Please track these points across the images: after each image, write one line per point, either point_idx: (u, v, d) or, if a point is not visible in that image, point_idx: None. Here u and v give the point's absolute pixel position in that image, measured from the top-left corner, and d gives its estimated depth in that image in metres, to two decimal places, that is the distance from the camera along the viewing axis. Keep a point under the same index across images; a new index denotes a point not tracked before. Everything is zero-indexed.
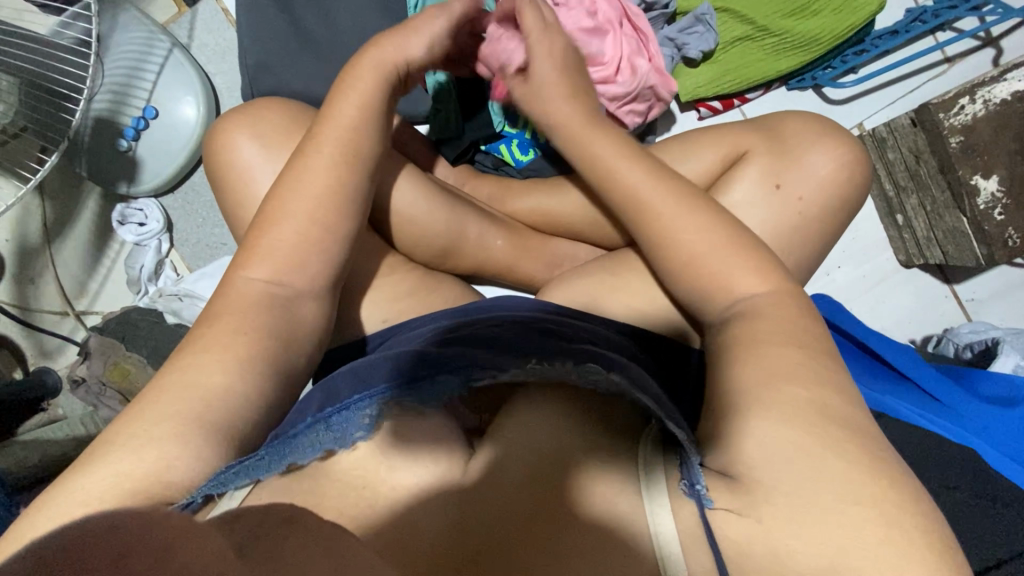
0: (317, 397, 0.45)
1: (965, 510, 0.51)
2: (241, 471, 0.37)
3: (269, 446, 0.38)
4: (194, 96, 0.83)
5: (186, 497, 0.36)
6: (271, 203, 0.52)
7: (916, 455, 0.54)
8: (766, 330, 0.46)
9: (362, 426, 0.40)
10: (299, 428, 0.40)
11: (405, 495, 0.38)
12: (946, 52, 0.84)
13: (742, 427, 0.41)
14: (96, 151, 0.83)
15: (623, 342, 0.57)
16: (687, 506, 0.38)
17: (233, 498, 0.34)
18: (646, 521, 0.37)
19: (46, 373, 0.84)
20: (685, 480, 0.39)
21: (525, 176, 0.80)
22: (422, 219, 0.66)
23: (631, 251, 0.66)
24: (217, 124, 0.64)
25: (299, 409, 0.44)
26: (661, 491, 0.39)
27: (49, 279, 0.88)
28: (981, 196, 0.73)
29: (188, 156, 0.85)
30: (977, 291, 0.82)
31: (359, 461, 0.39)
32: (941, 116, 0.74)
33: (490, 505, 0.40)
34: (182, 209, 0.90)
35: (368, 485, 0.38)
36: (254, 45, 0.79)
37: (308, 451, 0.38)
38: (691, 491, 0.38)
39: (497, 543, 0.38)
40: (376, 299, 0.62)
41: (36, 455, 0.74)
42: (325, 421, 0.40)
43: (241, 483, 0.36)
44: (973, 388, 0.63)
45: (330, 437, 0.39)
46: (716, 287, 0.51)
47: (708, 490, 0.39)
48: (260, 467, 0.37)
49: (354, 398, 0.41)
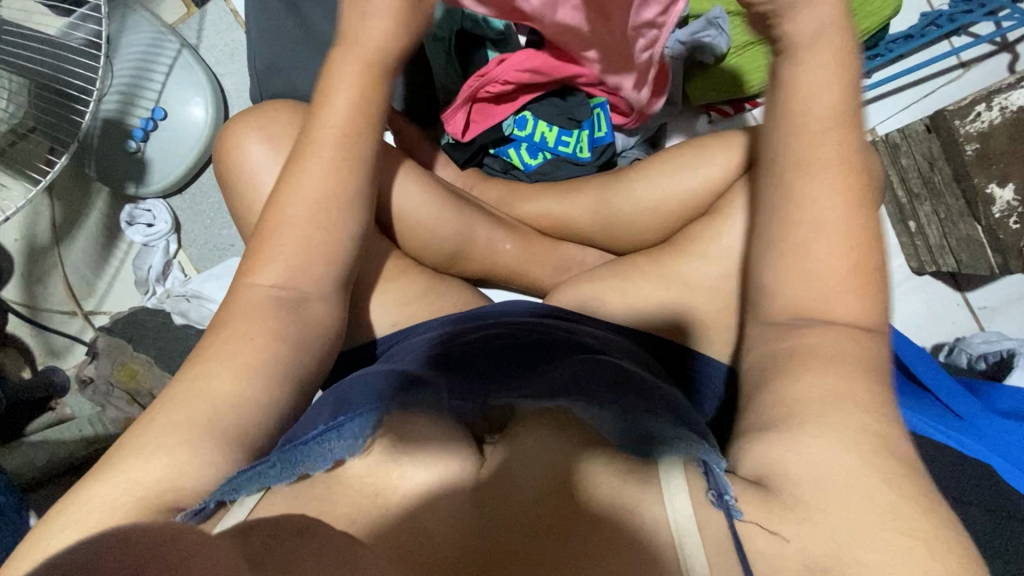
0: (329, 400, 0.44)
1: (980, 526, 0.51)
2: (250, 479, 0.36)
3: (279, 452, 0.38)
4: (203, 97, 0.83)
5: (199, 501, 0.37)
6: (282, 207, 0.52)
7: (934, 469, 0.54)
8: (811, 337, 0.43)
9: (369, 436, 0.40)
10: (311, 433, 0.40)
11: (415, 501, 0.39)
12: (961, 56, 0.83)
13: (765, 442, 0.39)
14: (105, 151, 0.83)
15: (631, 347, 0.58)
16: (716, 516, 0.35)
17: (244, 506, 0.34)
18: (669, 525, 0.34)
19: (53, 371, 0.84)
20: (712, 489, 0.36)
21: (534, 179, 0.79)
22: (431, 222, 0.66)
23: (641, 257, 0.66)
24: (227, 127, 0.64)
25: (310, 415, 0.43)
26: (683, 492, 0.35)
27: (58, 278, 0.88)
28: (996, 204, 0.73)
29: (196, 157, 0.84)
30: (989, 299, 0.81)
31: (371, 467, 0.39)
32: (956, 123, 0.75)
33: (506, 513, 0.40)
34: (190, 209, 0.90)
35: (381, 492, 0.38)
36: (264, 46, 0.79)
37: (320, 460, 0.38)
38: (720, 501, 0.35)
39: (511, 545, 0.37)
40: (384, 304, 0.62)
41: (44, 457, 0.76)
42: (336, 429, 0.40)
43: (252, 490, 0.36)
44: (990, 401, 0.62)
45: (342, 446, 0.39)
46: (799, 271, 0.45)
47: (736, 500, 0.36)
48: (270, 474, 0.37)
49: (362, 408, 0.41)
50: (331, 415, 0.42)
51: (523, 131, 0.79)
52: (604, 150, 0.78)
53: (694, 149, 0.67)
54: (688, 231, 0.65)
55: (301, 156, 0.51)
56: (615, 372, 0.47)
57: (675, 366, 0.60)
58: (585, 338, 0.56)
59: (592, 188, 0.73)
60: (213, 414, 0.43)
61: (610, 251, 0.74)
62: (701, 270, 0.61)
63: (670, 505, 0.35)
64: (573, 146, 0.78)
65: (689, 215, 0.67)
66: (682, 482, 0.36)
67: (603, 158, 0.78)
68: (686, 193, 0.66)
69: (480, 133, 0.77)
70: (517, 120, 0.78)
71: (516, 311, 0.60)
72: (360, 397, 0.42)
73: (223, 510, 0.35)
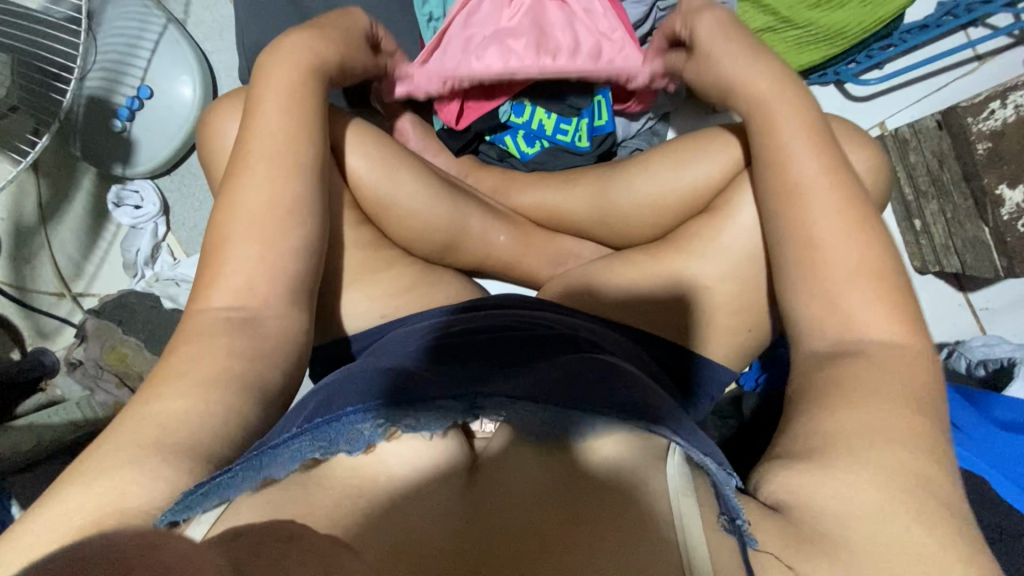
0: (309, 402, 0.43)
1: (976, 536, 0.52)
2: (212, 490, 0.35)
3: (242, 461, 0.37)
4: (190, 76, 0.81)
5: (171, 515, 0.34)
6: (263, 194, 0.50)
7: None
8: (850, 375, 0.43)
9: (352, 441, 0.38)
10: (281, 437, 0.38)
11: (398, 491, 0.39)
12: (978, 49, 0.81)
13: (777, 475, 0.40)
14: (90, 131, 0.81)
15: (633, 348, 0.56)
16: (727, 542, 0.34)
17: (208, 524, 0.33)
18: (674, 529, 0.34)
19: (42, 353, 0.83)
20: (725, 514, 0.36)
21: (531, 169, 0.77)
22: (422, 212, 0.64)
23: (637, 252, 0.64)
24: (213, 108, 0.62)
25: (291, 416, 0.43)
26: (692, 508, 0.35)
27: (45, 259, 0.86)
28: (1005, 206, 0.70)
29: (184, 138, 0.82)
30: (992, 300, 0.80)
31: (353, 470, 0.39)
32: (968, 120, 0.72)
33: (496, 519, 0.38)
34: (179, 191, 0.88)
35: (363, 496, 0.38)
36: (254, 24, 0.77)
37: (286, 464, 0.37)
38: (732, 527, 0.35)
39: (503, 551, 0.35)
40: (373, 295, 0.61)
41: (32, 441, 0.73)
42: (310, 432, 0.38)
43: (213, 504, 0.34)
44: (987, 410, 0.61)
45: (316, 449, 0.38)
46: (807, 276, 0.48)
47: (749, 526, 0.35)
48: (233, 484, 0.35)
49: (347, 409, 0.40)
50: (308, 418, 0.40)
51: (520, 119, 0.76)
52: (604, 140, 0.76)
53: (696, 141, 0.65)
54: (686, 226, 0.63)
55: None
56: (607, 372, 0.46)
57: (670, 368, 0.59)
58: (574, 332, 0.54)
59: (592, 178, 0.71)
60: (193, 407, 0.42)
61: (606, 245, 0.72)
62: (698, 267, 0.60)
63: (678, 511, 0.35)
64: (572, 136, 0.76)
65: (688, 210, 0.65)
66: (692, 499, 0.36)
67: (603, 149, 0.76)
68: (686, 187, 0.64)
69: (476, 119, 0.75)
70: (514, 107, 0.75)
71: (508, 301, 0.59)
72: (344, 398, 0.41)
73: (177, 530, 0.33)
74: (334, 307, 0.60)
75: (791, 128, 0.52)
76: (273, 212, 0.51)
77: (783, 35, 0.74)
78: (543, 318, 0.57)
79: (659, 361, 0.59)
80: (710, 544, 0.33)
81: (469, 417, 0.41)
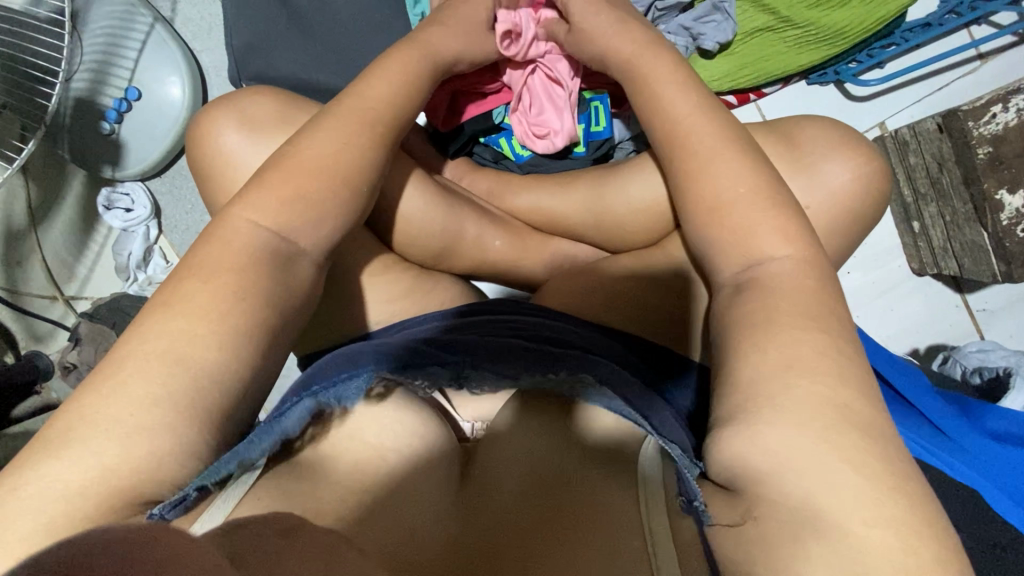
0: (298, 383, 0.46)
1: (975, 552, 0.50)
2: (235, 453, 0.36)
3: (256, 428, 0.38)
4: (179, 76, 0.79)
5: (178, 491, 0.34)
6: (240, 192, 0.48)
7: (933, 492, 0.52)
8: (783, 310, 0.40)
9: (351, 394, 0.42)
10: (285, 406, 0.41)
11: (372, 484, 0.39)
12: (980, 48, 0.80)
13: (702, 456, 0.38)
14: (78, 133, 0.79)
15: (609, 343, 0.55)
16: (687, 524, 0.37)
17: (225, 505, 0.33)
18: (643, 526, 0.37)
19: (37, 356, 0.83)
20: (683, 495, 0.37)
21: (526, 171, 0.77)
22: (415, 218, 0.63)
23: (633, 258, 0.64)
24: (201, 112, 0.60)
25: (279, 402, 0.44)
26: (658, 492, 0.39)
27: (37, 262, 0.85)
28: (1004, 212, 0.70)
29: (174, 138, 0.80)
30: (990, 301, 0.80)
31: (357, 463, 0.40)
32: (970, 124, 0.71)
33: (490, 514, 0.41)
34: (170, 193, 0.87)
35: (363, 482, 0.39)
36: (244, 25, 0.75)
37: (297, 419, 0.40)
38: (690, 508, 0.36)
39: (497, 548, 0.38)
40: (368, 303, 0.60)
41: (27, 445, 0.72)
42: (312, 394, 0.41)
43: (234, 468, 0.35)
44: (981, 421, 0.60)
45: (321, 406, 0.41)
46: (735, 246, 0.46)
47: (707, 505, 0.36)
48: (250, 448, 0.36)
49: (341, 374, 0.42)
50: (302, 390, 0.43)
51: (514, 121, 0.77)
52: (601, 144, 0.76)
53: None
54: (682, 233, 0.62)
55: (292, 141, 0.48)
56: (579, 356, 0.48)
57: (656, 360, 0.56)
58: (553, 333, 0.54)
59: (589, 181, 0.70)
60: None
61: (602, 249, 0.72)
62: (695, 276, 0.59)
63: (644, 513, 0.38)
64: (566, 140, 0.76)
65: None
66: (658, 464, 0.40)
67: (598, 153, 0.77)
68: None
69: (470, 119, 0.75)
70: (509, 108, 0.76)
71: (498, 305, 0.59)
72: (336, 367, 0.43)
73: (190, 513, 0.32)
74: (328, 315, 0.60)
75: (717, 127, 0.50)
76: (270, 184, 0.46)
77: (783, 34, 0.73)
78: (520, 316, 0.57)
79: (635, 351, 0.56)
80: (675, 530, 0.37)
81: (454, 382, 0.44)
